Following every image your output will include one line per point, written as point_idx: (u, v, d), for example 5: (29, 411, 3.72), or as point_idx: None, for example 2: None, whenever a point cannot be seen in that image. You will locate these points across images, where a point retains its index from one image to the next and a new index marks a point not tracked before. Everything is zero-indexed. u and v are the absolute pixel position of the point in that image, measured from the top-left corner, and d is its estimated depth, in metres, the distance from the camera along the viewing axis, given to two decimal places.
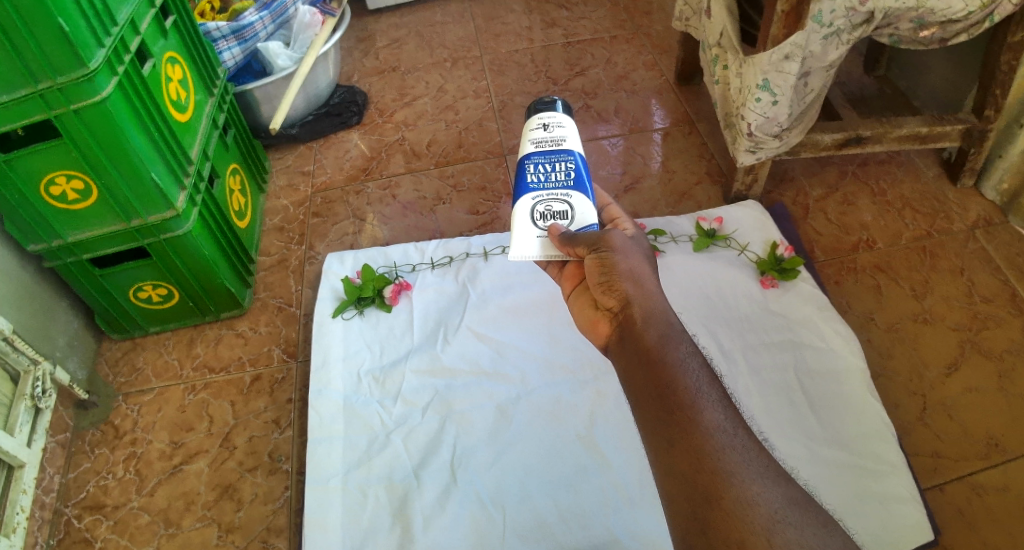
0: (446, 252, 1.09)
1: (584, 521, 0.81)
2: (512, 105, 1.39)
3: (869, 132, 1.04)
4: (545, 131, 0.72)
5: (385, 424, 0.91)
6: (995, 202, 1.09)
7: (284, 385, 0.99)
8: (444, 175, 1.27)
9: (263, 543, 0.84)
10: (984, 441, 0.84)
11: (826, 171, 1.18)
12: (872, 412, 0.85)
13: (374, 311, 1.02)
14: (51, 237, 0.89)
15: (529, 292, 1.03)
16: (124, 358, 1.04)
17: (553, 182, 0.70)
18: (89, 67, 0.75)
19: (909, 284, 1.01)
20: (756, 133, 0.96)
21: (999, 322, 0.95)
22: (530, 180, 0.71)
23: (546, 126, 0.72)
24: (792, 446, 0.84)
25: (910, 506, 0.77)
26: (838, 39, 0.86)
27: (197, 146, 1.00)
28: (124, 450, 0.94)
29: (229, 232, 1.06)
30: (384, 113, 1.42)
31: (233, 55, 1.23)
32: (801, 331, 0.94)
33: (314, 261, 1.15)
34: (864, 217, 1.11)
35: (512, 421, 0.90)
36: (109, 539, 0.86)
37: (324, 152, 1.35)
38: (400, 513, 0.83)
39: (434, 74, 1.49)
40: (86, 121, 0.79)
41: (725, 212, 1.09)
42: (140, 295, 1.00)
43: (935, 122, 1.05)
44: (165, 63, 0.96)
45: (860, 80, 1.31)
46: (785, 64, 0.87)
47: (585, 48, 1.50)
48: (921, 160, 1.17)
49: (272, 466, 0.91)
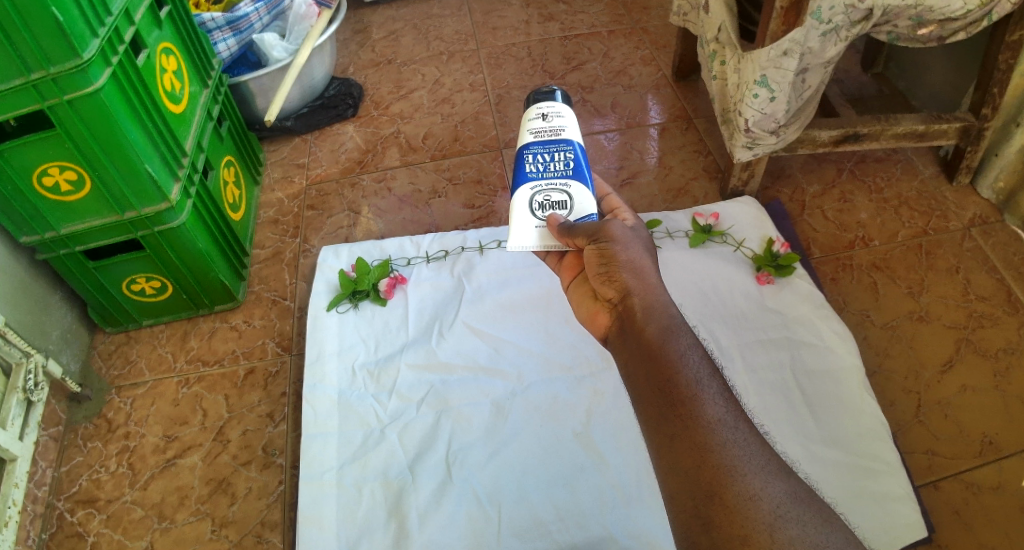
0: (442, 247, 1.08)
1: (580, 519, 0.81)
2: (509, 98, 1.38)
3: (867, 130, 1.04)
4: (545, 121, 0.71)
5: (380, 419, 0.90)
6: (991, 201, 1.09)
7: (279, 379, 0.98)
8: (440, 169, 1.26)
9: (258, 538, 0.84)
10: (979, 440, 0.84)
11: (822, 168, 1.18)
12: (868, 410, 0.85)
13: (370, 305, 1.02)
14: (44, 229, 0.88)
15: (525, 288, 1.03)
16: (118, 351, 1.03)
17: (554, 172, 0.70)
18: (84, 59, 0.74)
19: (905, 282, 1.01)
20: (754, 129, 0.96)
21: (994, 321, 0.95)
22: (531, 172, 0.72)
23: (545, 116, 0.71)
24: (787, 443, 0.84)
25: (904, 504, 0.78)
26: (837, 36, 0.86)
27: (192, 138, 0.99)
28: (118, 444, 0.93)
29: (224, 225, 1.05)
30: (381, 105, 1.41)
31: (228, 46, 1.21)
32: (796, 329, 0.94)
33: (310, 254, 1.14)
34: (860, 214, 1.11)
35: (508, 417, 0.90)
36: (102, 533, 0.86)
37: (320, 145, 1.34)
38: (395, 510, 0.83)
39: (431, 67, 1.48)
40: (80, 112, 0.78)
41: (722, 208, 1.09)
42: (134, 287, 1.00)
43: (933, 120, 1.05)
44: (160, 54, 0.95)
45: (857, 77, 1.32)
46: (784, 60, 0.87)
47: (583, 42, 1.49)
48: (917, 158, 1.17)
49: (267, 460, 0.90)
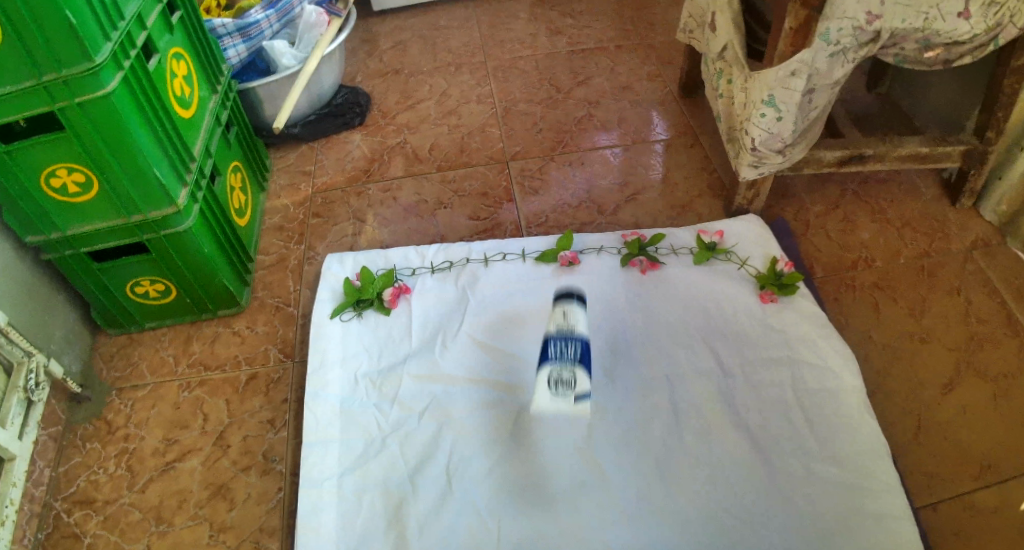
0: (447, 257, 1.09)
1: (580, 533, 0.81)
2: (515, 111, 1.39)
3: (870, 151, 1.05)
4: (564, 318, 0.86)
5: (381, 428, 0.90)
6: (993, 224, 1.10)
7: (280, 384, 0.98)
8: (446, 179, 1.27)
9: (256, 544, 0.84)
10: (979, 462, 0.84)
11: (826, 187, 1.19)
12: (870, 431, 0.85)
13: (373, 314, 1.02)
14: (51, 229, 0.88)
15: (528, 300, 1.03)
16: (120, 353, 1.03)
17: (566, 355, 0.84)
18: (95, 62, 0.75)
19: (907, 302, 1.01)
20: (759, 148, 0.97)
21: (996, 343, 0.95)
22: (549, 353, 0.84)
23: (565, 314, 0.87)
24: (789, 463, 0.84)
25: (906, 526, 0.77)
26: (844, 58, 0.86)
27: (200, 142, 0.99)
28: (116, 446, 0.93)
29: (229, 229, 1.05)
30: (388, 115, 1.42)
31: (237, 52, 1.22)
32: (799, 347, 0.94)
33: (314, 261, 1.14)
34: (862, 234, 1.12)
35: (510, 430, 0.89)
36: (99, 535, 0.85)
37: (326, 153, 1.34)
38: (394, 521, 0.82)
39: (439, 78, 1.50)
40: (90, 115, 0.78)
41: (726, 226, 1.10)
42: (138, 290, 0.99)
43: (936, 143, 1.06)
44: (171, 59, 0.95)
45: (860, 99, 1.33)
46: (791, 81, 0.88)
47: (589, 58, 1.51)
48: (920, 180, 1.18)
49: (267, 466, 0.90)
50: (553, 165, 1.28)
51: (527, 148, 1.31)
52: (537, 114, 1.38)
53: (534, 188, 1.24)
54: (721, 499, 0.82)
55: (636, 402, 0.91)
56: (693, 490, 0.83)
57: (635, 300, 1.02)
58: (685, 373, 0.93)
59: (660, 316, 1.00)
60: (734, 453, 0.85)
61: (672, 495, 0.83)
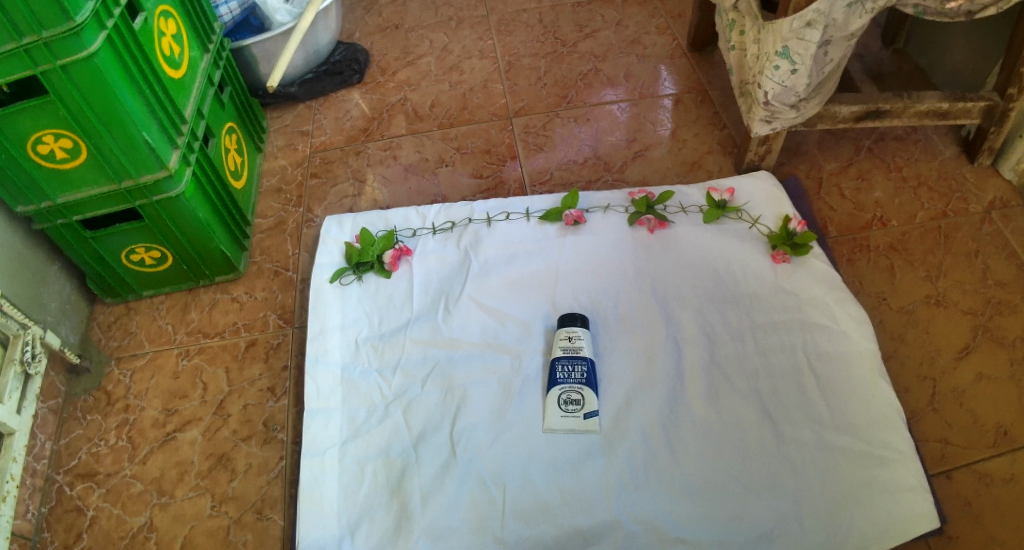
0: (448, 218, 1.06)
1: (584, 503, 0.80)
2: (519, 66, 1.34)
3: (888, 107, 1.01)
4: (569, 341, 0.88)
5: (384, 396, 0.89)
6: (1012, 183, 1.06)
7: (280, 352, 0.97)
8: (447, 138, 1.23)
9: (258, 515, 0.84)
10: (993, 431, 0.83)
11: (840, 145, 1.15)
12: (882, 398, 0.83)
13: (373, 278, 1.00)
14: (40, 199, 0.86)
15: (530, 264, 1.00)
16: (118, 322, 1.02)
17: (572, 378, 0.85)
18: (77, 22, 0.71)
19: (922, 265, 0.99)
20: (773, 103, 0.92)
21: (1012, 308, 0.93)
22: (558, 376, 0.86)
23: (570, 337, 0.88)
24: (798, 429, 0.83)
25: (916, 496, 0.77)
26: (862, 7, 0.81)
27: (191, 105, 0.95)
28: (117, 417, 0.92)
29: (225, 193, 1.02)
30: (387, 72, 1.36)
31: (229, 9, 1.17)
32: (810, 312, 0.91)
33: (313, 224, 1.12)
34: (876, 194, 1.08)
35: (514, 396, 0.88)
36: (101, 508, 0.85)
37: (324, 112, 1.30)
38: (398, 490, 0.82)
39: (439, 33, 1.44)
40: (74, 79, 0.75)
41: (737, 184, 1.06)
42: (133, 258, 0.97)
43: (957, 98, 1.01)
44: (158, 17, 0.91)
45: (878, 52, 1.27)
46: (806, 32, 0.83)
47: (596, 9, 1.44)
48: (938, 138, 1.14)
49: (267, 435, 0.89)
50: (557, 122, 1.23)
51: (530, 105, 1.27)
52: (541, 69, 1.33)
53: (538, 145, 1.20)
54: (728, 470, 0.81)
55: (642, 371, 0.89)
56: (698, 460, 0.82)
57: (642, 263, 0.99)
58: (692, 340, 0.91)
59: (668, 279, 0.97)
60: (742, 422, 0.84)
61: (678, 466, 0.82)
